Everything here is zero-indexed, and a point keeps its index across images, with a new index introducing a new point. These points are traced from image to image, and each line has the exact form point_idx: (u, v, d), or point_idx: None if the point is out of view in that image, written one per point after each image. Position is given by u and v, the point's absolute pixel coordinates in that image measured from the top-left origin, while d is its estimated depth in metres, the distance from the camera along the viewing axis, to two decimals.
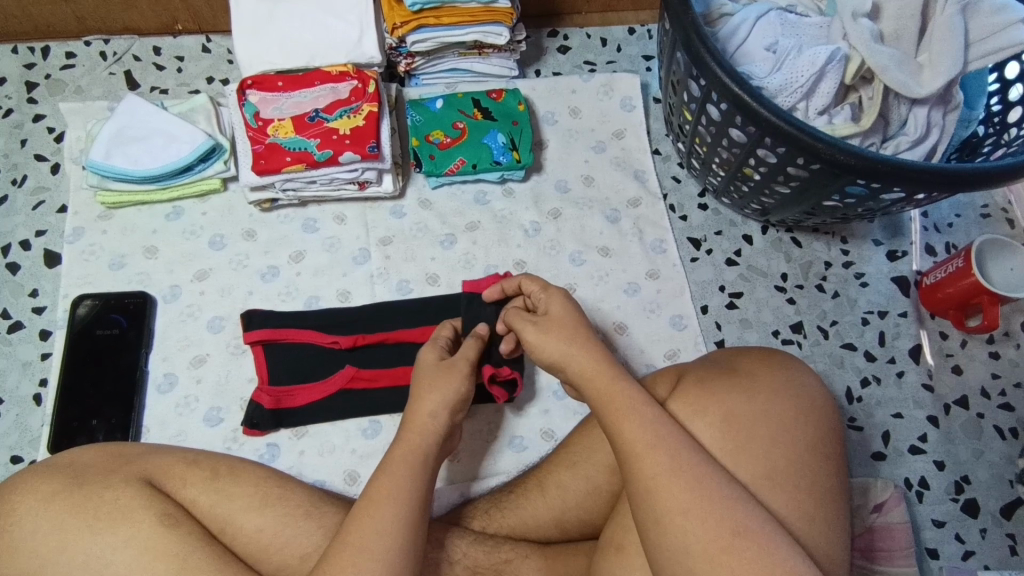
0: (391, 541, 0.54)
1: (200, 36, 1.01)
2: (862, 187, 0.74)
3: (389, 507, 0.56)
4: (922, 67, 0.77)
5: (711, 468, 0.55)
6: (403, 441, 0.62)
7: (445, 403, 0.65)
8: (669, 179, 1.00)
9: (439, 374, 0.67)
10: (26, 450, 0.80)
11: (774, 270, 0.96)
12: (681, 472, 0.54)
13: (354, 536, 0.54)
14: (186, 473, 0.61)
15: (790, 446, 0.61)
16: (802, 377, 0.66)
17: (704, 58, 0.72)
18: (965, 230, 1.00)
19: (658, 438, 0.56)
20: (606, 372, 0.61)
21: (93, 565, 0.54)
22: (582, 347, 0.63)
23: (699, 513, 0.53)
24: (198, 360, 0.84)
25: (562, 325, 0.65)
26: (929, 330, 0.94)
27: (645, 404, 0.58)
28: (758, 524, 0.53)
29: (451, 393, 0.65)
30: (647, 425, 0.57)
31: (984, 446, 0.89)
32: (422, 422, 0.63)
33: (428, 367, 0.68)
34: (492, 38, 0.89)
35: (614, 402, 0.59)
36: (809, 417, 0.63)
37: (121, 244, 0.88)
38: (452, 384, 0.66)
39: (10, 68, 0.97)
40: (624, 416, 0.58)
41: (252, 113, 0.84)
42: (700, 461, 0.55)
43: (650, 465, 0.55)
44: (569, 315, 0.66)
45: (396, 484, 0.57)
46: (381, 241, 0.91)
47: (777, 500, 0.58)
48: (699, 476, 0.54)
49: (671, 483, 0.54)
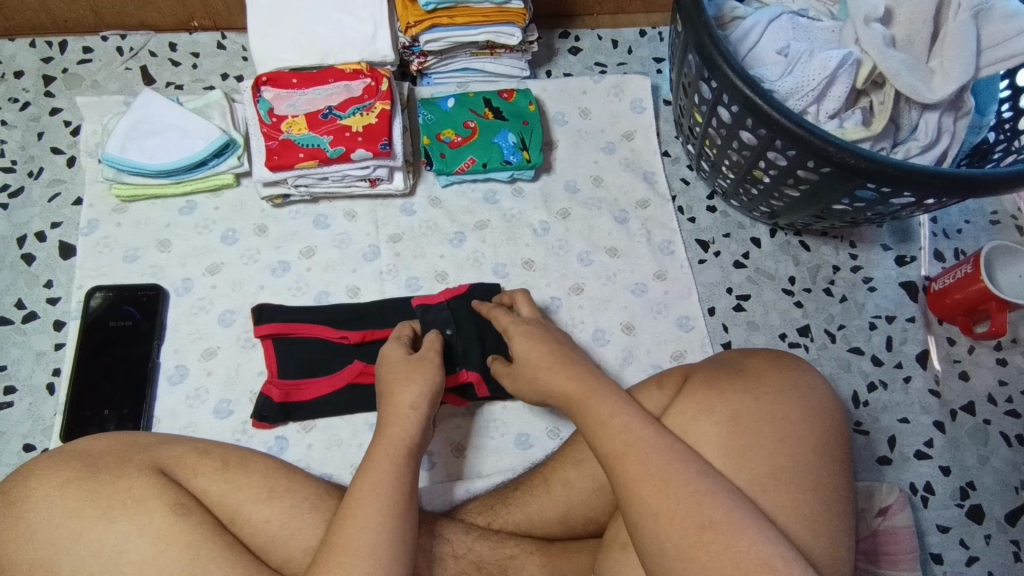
0: (378, 536, 0.54)
1: (215, 33, 1.02)
2: (871, 191, 0.74)
3: (371, 503, 0.56)
4: (934, 73, 0.77)
5: (687, 465, 0.55)
6: (383, 438, 0.61)
7: (424, 395, 0.66)
8: (679, 181, 1.00)
9: (407, 369, 0.68)
10: (38, 438, 0.81)
11: (782, 273, 0.96)
12: (655, 470, 0.54)
13: (344, 537, 0.54)
14: (197, 464, 0.62)
15: (782, 446, 0.61)
16: (800, 378, 0.65)
17: (716, 61, 0.73)
18: (974, 236, 1.00)
19: (636, 438, 0.56)
20: (584, 378, 0.62)
21: (106, 552, 0.55)
22: (559, 362, 0.64)
23: (670, 509, 0.52)
24: (209, 353, 0.85)
25: (540, 348, 0.66)
26: (937, 335, 0.95)
27: (625, 407, 0.58)
28: (733, 519, 0.52)
29: (423, 385, 0.66)
30: (624, 426, 0.57)
31: (990, 453, 0.89)
32: (403, 414, 0.63)
33: (394, 362, 0.69)
34: (504, 38, 0.89)
35: (594, 404, 0.59)
36: (804, 415, 0.63)
37: (135, 237, 0.89)
38: (427, 371, 0.68)
39: (29, 61, 0.98)
40: (602, 418, 0.58)
41: (267, 109, 0.85)
42: (675, 460, 0.55)
43: (627, 463, 0.55)
44: (541, 343, 0.67)
45: (378, 482, 0.57)
46: (391, 238, 0.92)
47: (766, 498, 0.58)
48: (673, 475, 0.54)
49: (645, 480, 0.54)
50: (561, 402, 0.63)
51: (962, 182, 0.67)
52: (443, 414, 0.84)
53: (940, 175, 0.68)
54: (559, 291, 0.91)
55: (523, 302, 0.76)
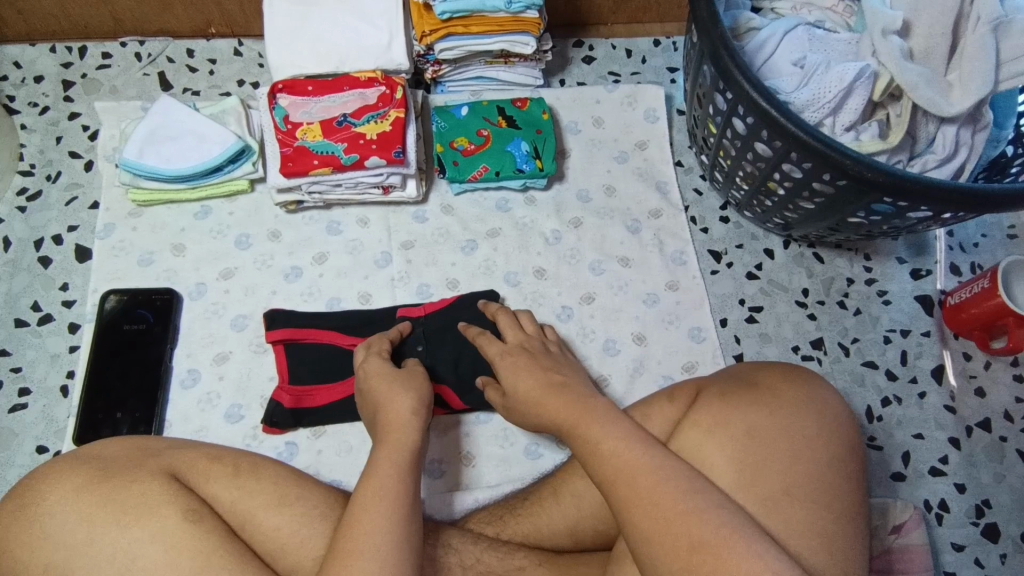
0: (376, 541, 0.53)
1: (232, 40, 1.03)
2: (888, 205, 0.74)
3: (376, 510, 0.55)
4: (952, 86, 0.77)
5: (676, 483, 0.54)
6: (385, 444, 0.62)
7: (421, 403, 0.68)
8: (692, 192, 1.00)
9: (398, 383, 0.69)
10: (51, 440, 0.82)
11: (795, 285, 0.96)
12: (643, 492, 0.53)
13: (350, 545, 0.53)
14: (209, 469, 0.62)
15: (786, 462, 0.60)
16: (803, 390, 0.64)
17: (731, 72, 0.72)
18: (991, 251, 0.99)
19: (630, 459, 0.56)
20: (576, 405, 0.63)
21: (119, 558, 0.55)
22: (552, 390, 0.66)
23: (661, 530, 0.51)
24: (221, 358, 0.86)
25: (529, 379, 0.68)
26: (953, 350, 0.94)
27: (615, 431, 0.58)
28: (723, 537, 0.51)
29: (416, 394, 0.68)
30: (615, 449, 0.57)
31: (1006, 470, 0.88)
32: (402, 420, 0.65)
33: (380, 375, 0.70)
34: (518, 47, 0.90)
35: (585, 429, 0.60)
36: (808, 428, 0.62)
37: (151, 242, 0.90)
38: (420, 385, 0.70)
39: (48, 67, 1.00)
40: (594, 443, 0.58)
41: (282, 116, 0.85)
42: (664, 479, 0.54)
43: (621, 485, 0.54)
44: (533, 374, 0.69)
45: (386, 488, 0.57)
46: (403, 245, 0.92)
47: (769, 514, 0.58)
48: (660, 495, 0.53)
49: (635, 502, 0.53)
50: (559, 427, 0.63)
51: (972, 193, 0.67)
52: (454, 421, 0.84)
53: (954, 187, 0.67)
54: (570, 300, 0.91)
55: (504, 322, 0.78)
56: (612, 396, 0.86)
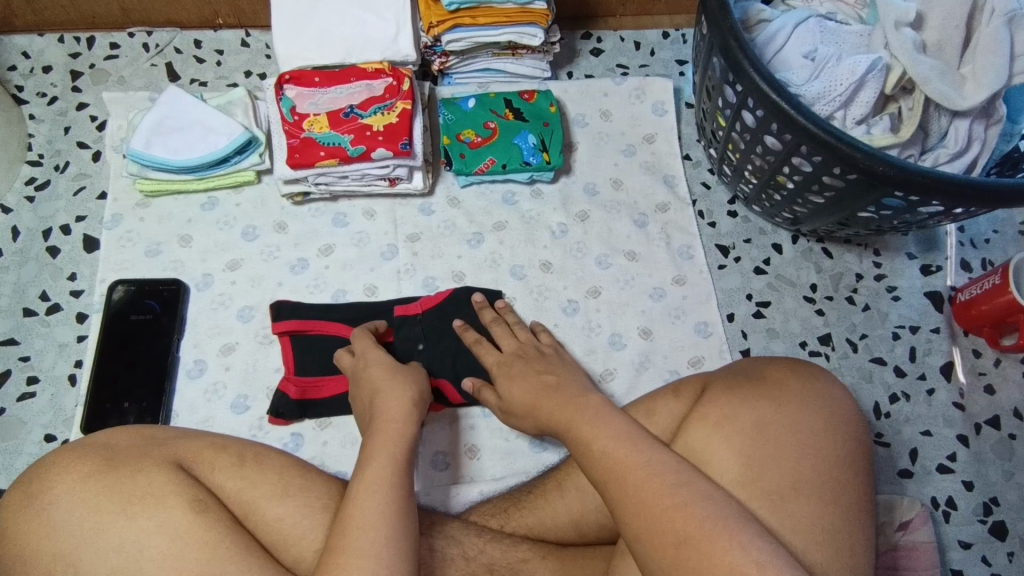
0: (379, 535, 0.53)
1: (240, 31, 1.03)
2: (898, 200, 0.73)
3: (371, 501, 0.55)
4: (965, 79, 0.76)
5: (667, 477, 0.53)
6: (382, 432, 0.62)
7: (416, 393, 0.68)
8: (700, 185, 1.00)
9: (395, 375, 0.69)
10: (60, 429, 0.82)
11: (803, 280, 0.95)
12: (632, 488, 0.53)
13: (347, 536, 0.53)
14: (214, 459, 0.62)
15: (790, 459, 0.60)
16: (809, 384, 0.64)
17: (742, 65, 0.72)
18: (1003, 247, 0.98)
19: (623, 455, 0.55)
20: (574, 403, 0.63)
21: (127, 549, 0.55)
22: (546, 392, 0.66)
23: (651, 527, 0.51)
24: (227, 348, 0.86)
25: (530, 382, 0.69)
26: (962, 346, 0.93)
27: (604, 430, 0.58)
28: (710, 531, 0.50)
29: (416, 386, 0.68)
30: (609, 446, 0.56)
31: (1015, 468, 0.87)
32: (400, 411, 0.65)
33: (377, 365, 0.71)
34: (527, 39, 0.89)
35: (580, 426, 0.60)
36: (815, 424, 0.61)
37: (158, 232, 0.90)
38: (416, 377, 0.70)
39: (57, 57, 1.00)
40: (588, 440, 0.58)
41: (289, 107, 0.85)
42: (655, 474, 0.53)
43: (614, 481, 0.54)
44: (529, 380, 0.69)
45: (385, 480, 0.57)
46: (409, 238, 0.92)
47: (772, 511, 0.57)
48: (648, 492, 0.52)
49: (625, 500, 0.53)
50: (555, 425, 0.63)
51: (981, 187, 0.66)
52: (459, 414, 0.84)
53: (965, 181, 0.66)
54: (576, 294, 0.91)
55: (500, 333, 0.79)
56: (616, 391, 0.86)
